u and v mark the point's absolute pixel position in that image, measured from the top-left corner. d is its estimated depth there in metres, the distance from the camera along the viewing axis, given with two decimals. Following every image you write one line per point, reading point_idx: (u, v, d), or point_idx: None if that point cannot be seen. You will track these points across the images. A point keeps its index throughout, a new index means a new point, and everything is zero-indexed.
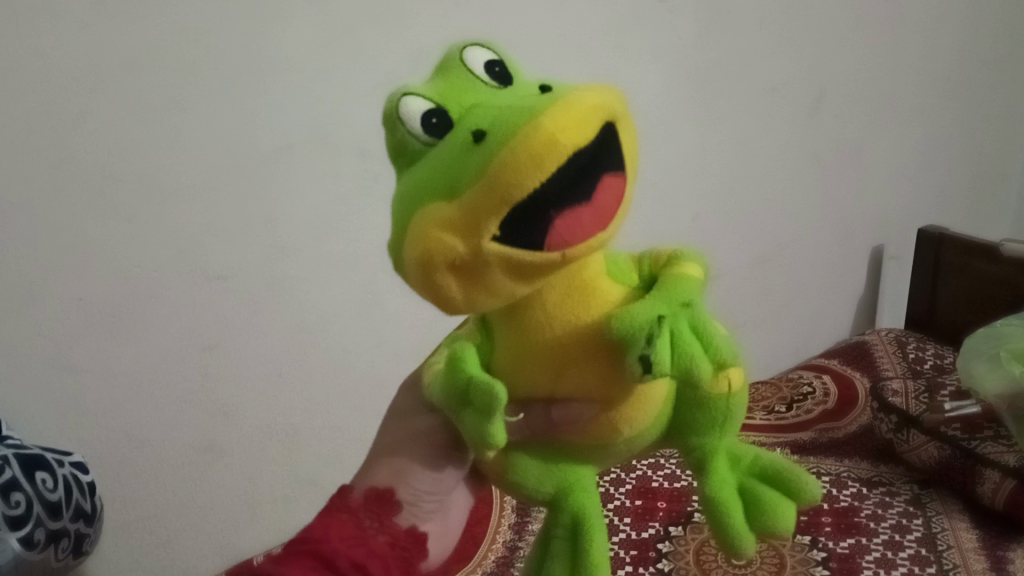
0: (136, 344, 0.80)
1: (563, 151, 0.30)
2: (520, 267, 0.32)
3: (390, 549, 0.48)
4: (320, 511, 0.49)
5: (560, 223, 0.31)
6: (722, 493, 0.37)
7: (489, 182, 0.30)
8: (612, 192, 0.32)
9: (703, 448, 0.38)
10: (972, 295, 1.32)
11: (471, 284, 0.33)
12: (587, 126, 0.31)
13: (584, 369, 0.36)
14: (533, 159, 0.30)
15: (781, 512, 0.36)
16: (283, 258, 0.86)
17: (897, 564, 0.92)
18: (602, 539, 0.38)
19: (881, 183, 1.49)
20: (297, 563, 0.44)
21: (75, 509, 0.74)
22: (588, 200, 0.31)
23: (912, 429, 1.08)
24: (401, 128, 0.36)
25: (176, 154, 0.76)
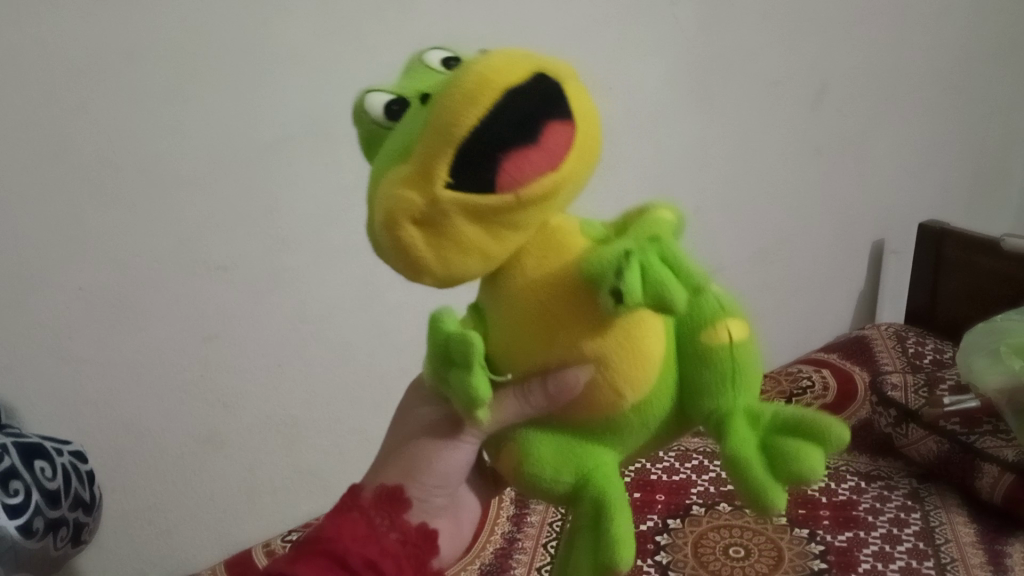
0: (137, 334, 0.80)
1: (495, 87, 0.30)
2: (480, 213, 0.32)
3: (402, 546, 0.47)
4: (332, 511, 0.49)
5: (509, 165, 0.31)
6: (742, 452, 0.35)
7: (436, 128, 0.31)
8: (568, 138, 0.32)
9: (719, 411, 0.37)
10: (973, 290, 1.32)
11: (441, 243, 0.33)
12: (520, 65, 0.31)
13: (572, 327, 0.36)
14: (468, 98, 0.30)
15: (807, 457, 0.34)
16: (284, 250, 0.86)
17: (895, 557, 0.92)
18: (626, 522, 0.36)
19: (883, 177, 1.49)
20: (310, 563, 0.45)
21: (75, 498, 0.74)
22: (539, 142, 0.31)
23: (911, 423, 1.08)
24: (366, 118, 0.37)
25: (177, 144, 0.76)
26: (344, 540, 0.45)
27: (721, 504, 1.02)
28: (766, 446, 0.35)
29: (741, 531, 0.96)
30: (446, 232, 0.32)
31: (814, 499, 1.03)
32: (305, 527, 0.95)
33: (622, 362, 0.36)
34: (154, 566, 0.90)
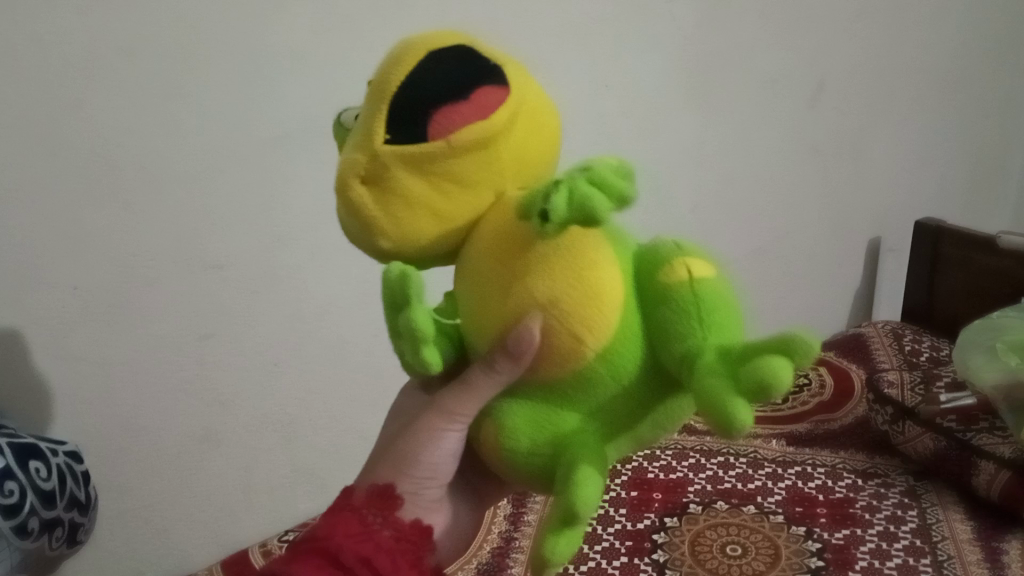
0: (134, 333, 0.79)
1: (418, 52, 0.36)
2: (413, 159, 0.35)
3: (396, 543, 0.47)
4: (327, 511, 0.49)
5: (436, 117, 0.35)
6: (702, 377, 0.33)
7: (377, 95, 0.36)
8: (494, 98, 0.36)
9: (687, 351, 0.35)
10: (969, 287, 1.32)
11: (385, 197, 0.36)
12: (446, 39, 0.36)
13: (525, 277, 0.36)
14: (397, 64, 0.36)
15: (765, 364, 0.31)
16: (280, 248, 0.86)
17: (892, 555, 0.92)
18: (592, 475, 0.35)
19: (880, 174, 1.49)
20: (304, 562, 0.45)
21: (69, 498, 0.74)
22: (463, 96, 0.35)
23: (908, 420, 1.08)
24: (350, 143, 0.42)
25: (174, 142, 0.76)
26: (338, 537, 0.45)
27: (718, 502, 1.02)
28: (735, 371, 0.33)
29: (738, 529, 0.96)
30: (387, 182, 0.36)
31: (810, 497, 1.03)
32: (302, 526, 0.95)
33: (576, 304, 0.35)
34: (151, 566, 0.90)
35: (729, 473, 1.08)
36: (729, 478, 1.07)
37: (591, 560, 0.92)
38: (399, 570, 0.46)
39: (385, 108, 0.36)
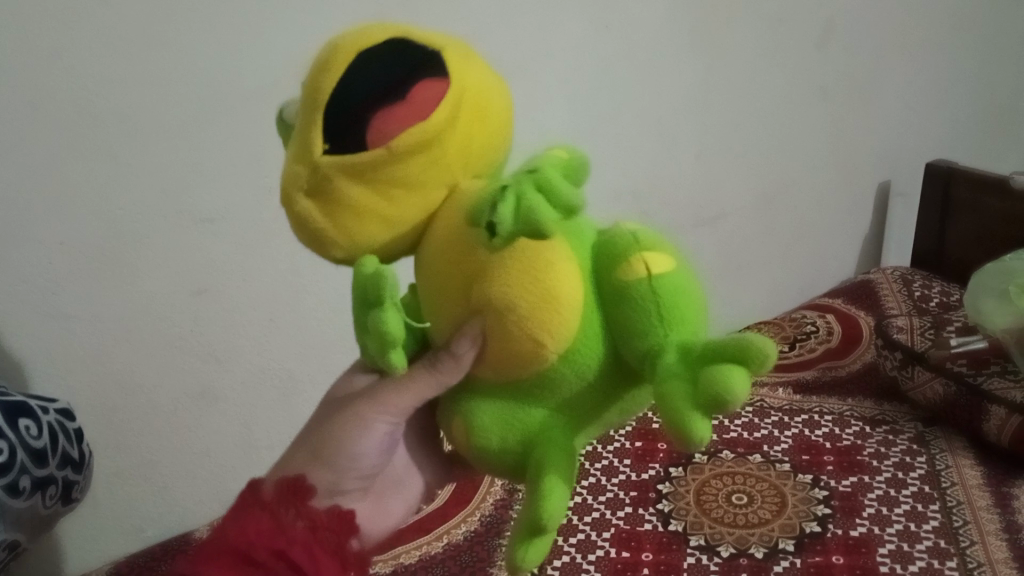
0: (124, 290, 0.78)
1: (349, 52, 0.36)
2: (356, 171, 0.36)
3: (310, 533, 0.48)
4: (236, 510, 0.49)
5: (374, 122, 0.36)
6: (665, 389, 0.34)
7: (312, 104, 0.36)
8: (428, 95, 0.36)
9: (651, 345, 0.36)
10: (983, 233, 1.29)
11: (337, 210, 0.37)
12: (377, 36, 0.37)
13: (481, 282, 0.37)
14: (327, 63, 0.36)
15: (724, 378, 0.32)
16: (271, 200, 0.84)
17: (900, 501, 0.91)
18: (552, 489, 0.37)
19: (889, 117, 1.45)
20: (214, 562, 0.45)
21: (62, 456, 0.72)
22: (398, 99, 0.36)
23: (917, 366, 1.06)
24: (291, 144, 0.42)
25: (157, 91, 0.73)
26: (249, 536, 0.46)
27: (723, 451, 1.01)
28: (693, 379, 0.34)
29: (744, 478, 0.95)
30: (337, 197, 0.37)
31: (817, 444, 1.01)
32: None
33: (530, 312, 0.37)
34: (151, 523, 0.90)
35: (735, 422, 1.06)
36: (735, 427, 1.06)
37: (595, 511, 0.91)
38: (317, 558, 0.47)
39: (321, 118, 0.36)
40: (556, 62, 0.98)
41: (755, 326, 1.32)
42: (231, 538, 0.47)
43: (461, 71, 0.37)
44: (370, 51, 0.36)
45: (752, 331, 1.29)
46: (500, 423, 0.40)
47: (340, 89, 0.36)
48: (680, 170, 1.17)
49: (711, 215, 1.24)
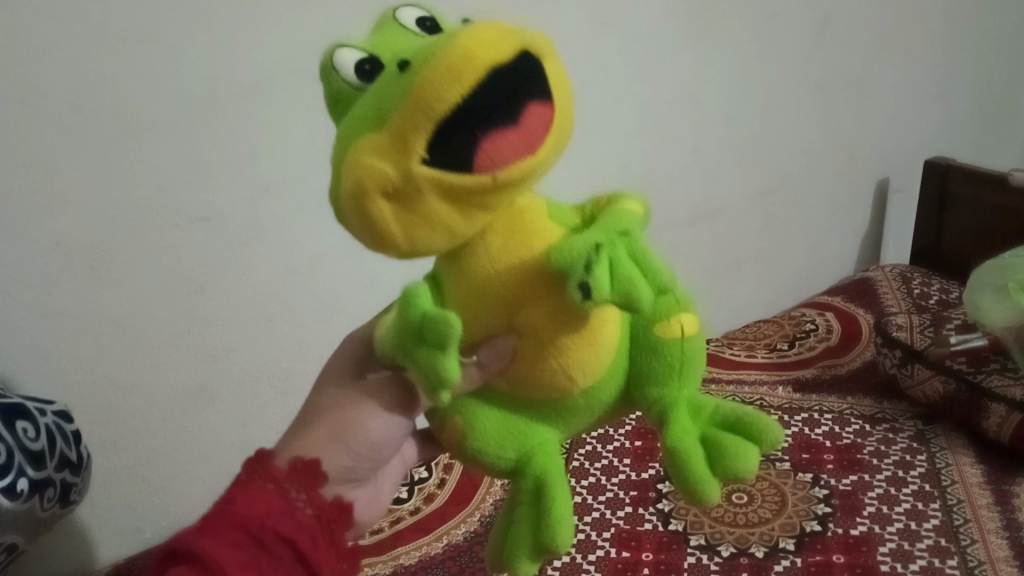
0: (119, 289, 0.78)
1: (480, 63, 0.32)
2: (449, 188, 0.34)
3: (316, 522, 0.48)
4: (243, 479, 0.48)
5: (484, 145, 0.33)
6: (684, 442, 0.39)
7: (415, 102, 0.32)
8: (536, 117, 0.33)
9: (663, 400, 0.40)
10: (982, 229, 1.29)
11: (410, 216, 0.34)
12: (503, 45, 0.32)
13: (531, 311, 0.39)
14: (449, 71, 0.32)
15: (743, 454, 0.38)
16: (266, 199, 0.83)
17: (900, 499, 0.90)
18: (564, 502, 0.39)
19: (886, 113, 1.45)
20: (218, 536, 0.45)
21: (60, 458, 0.72)
22: (512, 122, 0.33)
23: (917, 363, 1.06)
24: (336, 75, 0.38)
25: (149, 89, 0.73)
26: (258, 515, 0.46)
27: None
28: (705, 437, 0.40)
29: (744, 477, 0.95)
30: (419, 206, 0.34)
31: (817, 443, 1.01)
32: None
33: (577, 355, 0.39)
34: (149, 525, 0.89)
35: None
36: None
37: (595, 511, 0.91)
38: (318, 551, 0.46)
39: (430, 127, 0.32)
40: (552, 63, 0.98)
41: (753, 325, 1.31)
42: (237, 512, 0.46)
43: (563, 92, 0.34)
44: (500, 67, 0.32)
45: (751, 330, 1.29)
46: (507, 433, 0.40)
47: (460, 105, 0.32)
48: (675, 166, 1.16)
49: (708, 212, 1.24)
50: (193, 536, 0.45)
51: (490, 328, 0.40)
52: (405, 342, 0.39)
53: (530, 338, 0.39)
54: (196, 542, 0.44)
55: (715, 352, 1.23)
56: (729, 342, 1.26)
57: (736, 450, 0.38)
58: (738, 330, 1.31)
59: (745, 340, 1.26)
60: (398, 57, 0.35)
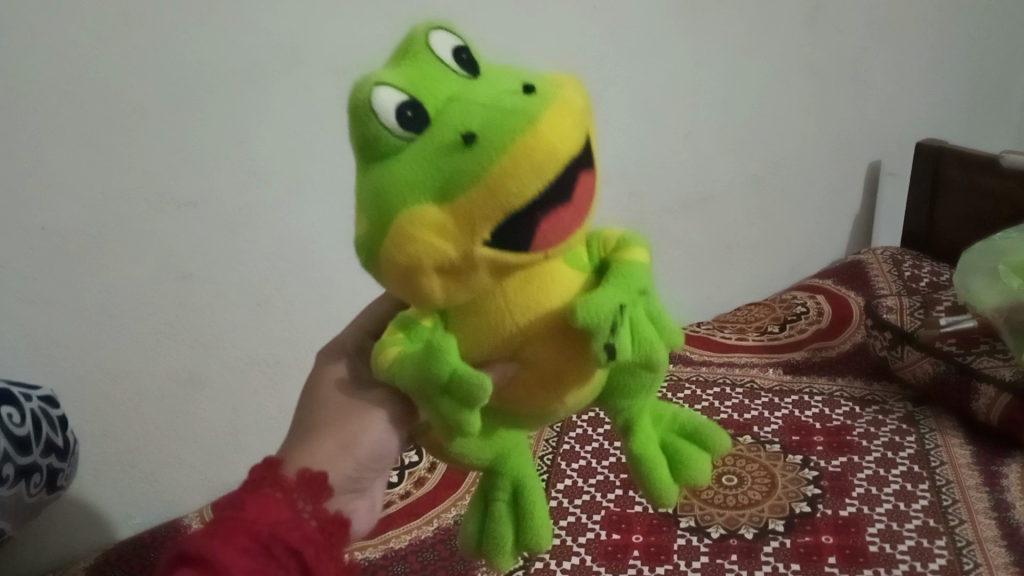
0: (108, 276, 0.77)
1: (553, 157, 0.35)
2: (499, 262, 0.37)
3: (321, 535, 0.47)
4: (251, 487, 0.48)
5: (542, 223, 0.37)
6: (647, 451, 0.45)
7: (488, 187, 0.35)
8: (581, 190, 0.38)
9: (631, 411, 0.45)
10: (975, 214, 1.28)
11: (455, 281, 0.38)
12: (569, 137, 0.36)
13: (540, 352, 0.41)
14: (527, 167, 0.35)
15: (698, 465, 0.46)
16: (256, 185, 0.83)
17: (889, 481, 0.91)
18: (540, 504, 0.45)
19: (880, 96, 1.45)
20: (227, 539, 0.44)
21: (46, 444, 0.72)
22: (565, 202, 0.37)
23: (907, 345, 1.06)
24: (374, 120, 0.37)
25: (137, 73, 0.72)
26: (267, 524, 0.45)
27: None
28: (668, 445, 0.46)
29: (735, 460, 0.95)
30: (466, 273, 0.37)
31: (807, 425, 1.01)
32: None
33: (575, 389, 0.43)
34: (139, 510, 0.89)
35: (725, 404, 1.06)
36: (725, 408, 1.05)
37: (586, 494, 0.91)
38: (322, 563, 0.46)
39: (497, 214, 0.36)
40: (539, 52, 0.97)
41: (745, 308, 1.31)
42: (246, 518, 0.45)
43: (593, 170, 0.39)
44: (567, 159, 0.36)
45: (743, 313, 1.29)
46: (493, 443, 0.44)
47: (531, 196, 0.36)
48: (668, 151, 1.16)
49: (700, 196, 1.23)
50: (195, 540, 0.44)
51: (492, 355, 0.41)
52: (417, 383, 0.41)
53: (534, 369, 0.42)
54: (204, 544, 0.44)
55: (707, 335, 1.23)
56: (720, 325, 1.26)
57: (691, 458, 0.46)
58: (730, 313, 1.31)
59: (737, 323, 1.26)
60: (453, 123, 0.36)
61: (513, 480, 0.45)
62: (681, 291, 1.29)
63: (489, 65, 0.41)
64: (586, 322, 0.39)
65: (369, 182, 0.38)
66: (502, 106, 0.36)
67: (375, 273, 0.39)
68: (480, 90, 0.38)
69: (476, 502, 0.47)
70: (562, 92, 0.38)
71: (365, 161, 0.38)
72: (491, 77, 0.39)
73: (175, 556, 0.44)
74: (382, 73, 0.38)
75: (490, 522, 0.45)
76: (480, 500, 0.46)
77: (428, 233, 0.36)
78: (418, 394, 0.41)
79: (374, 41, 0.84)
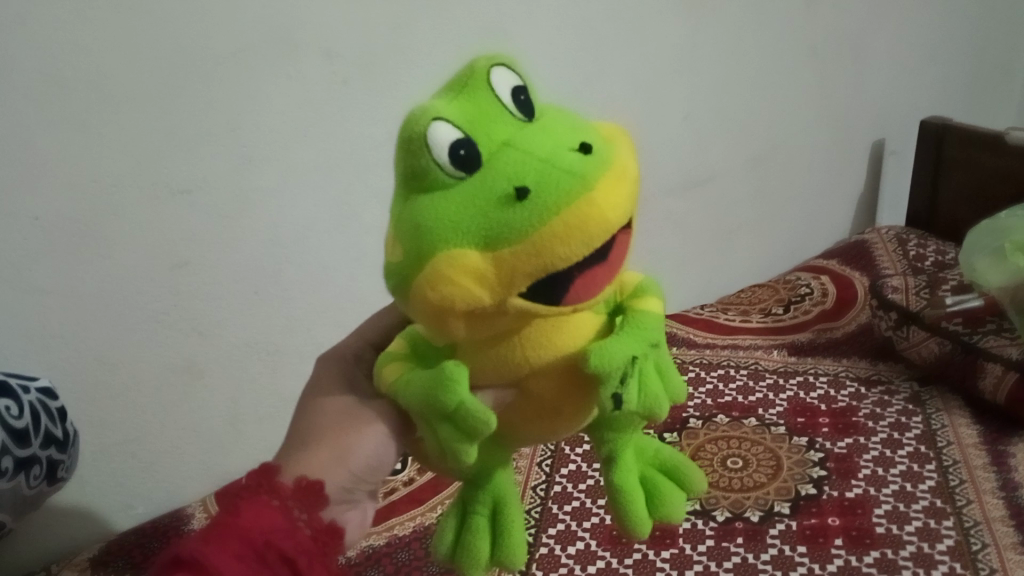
0: (102, 264, 0.76)
1: (604, 226, 0.37)
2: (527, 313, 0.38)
3: (314, 544, 0.47)
4: (246, 494, 0.47)
5: (577, 282, 0.38)
6: (626, 484, 0.44)
7: (533, 247, 0.36)
8: (617, 250, 0.39)
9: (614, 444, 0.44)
10: (979, 191, 1.27)
11: (482, 324, 0.39)
12: (617, 208, 0.37)
13: (547, 392, 0.41)
14: (573, 233, 0.36)
15: (673, 503, 0.45)
16: (250, 171, 0.82)
17: (896, 462, 0.90)
18: (517, 525, 0.45)
19: (882, 73, 1.43)
20: (224, 544, 0.43)
21: (45, 436, 0.71)
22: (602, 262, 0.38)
23: (913, 325, 1.05)
24: (427, 154, 0.38)
25: (128, 60, 0.71)
26: (261, 531, 0.45)
27: (718, 416, 1.00)
28: (647, 480, 0.45)
29: (739, 442, 0.95)
30: (494, 318, 0.38)
31: (811, 407, 1.00)
32: None
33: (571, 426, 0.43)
34: (141, 500, 0.89)
35: (729, 386, 1.05)
36: (729, 390, 1.05)
37: (589, 478, 0.90)
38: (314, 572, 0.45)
39: (537, 271, 0.37)
40: (533, 37, 0.96)
41: (749, 289, 1.30)
42: (240, 524, 0.45)
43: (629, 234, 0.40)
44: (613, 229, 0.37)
45: (747, 294, 1.28)
46: (480, 461, 0.44)
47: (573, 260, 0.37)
48: (669, 134, 1.15)
49: (701, 178, 1.22)
50: (191, 541, 0.44)
51: (493, 381, 0.41)
52: (421, 405, 0.41)
53: (534, 400, 0.42)
54: (200, 550, 0.43)
55: (710, 317, 1.22)
56: (723, 307, 1.25)
57: (667, 496, 0.45)
58: (733, 295, 1.30)
59: (740, 305, 1.25)
60: (507, 174, 0.37)
61: (495, 495, 0.45)
62: (683, 274, 1.28)
63: (542, 106, 0.42)
64: (597, 370, 0.39)
65: (412, 213, 0.39)
66: (557, 164, 0.37)
67: (401, 300, 0.39)
68: (537, 138, 0.39)
69: (454, 507, 0.47)
70: (613, 156, 0.39)
71: (413, 190, 0.39)
72: (545, 126, 0.40)
73: (169, 555, 0.44)
74: (440, 106, 0.39)
75: (465, 534, 0.45)
76: (460, 510, 0.46)
77: (466, 278, 0.37)
78: (419, 412, 0.42)
79: (369, 23, 0.83)
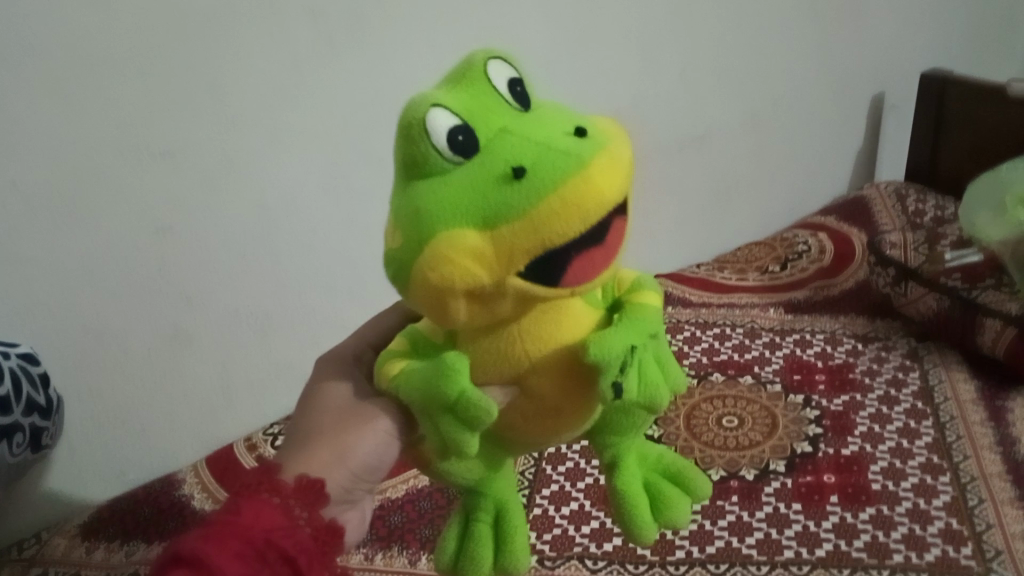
0: (87, 231, 0.75)
1: (602, 202, 0.35)
2: (526, 295, 0.37)
3: (314, 543, 0.45)
4: (246, 492, 0.46)
5: (576, 263, 0.36)
6: (629, 487, 0.43)
7: (531, 224, 0.35)
8: (617, 233, 0.37)
9: (615, 447, 0.44)
10: (980, 143, 1.25)
11: (481, 308, 0.37)
12: (616, 186, 0.36)
13: (547, 386, 0.40)
14: (572, 208, 0.35)
15: (678, 507, 0.44)
16: (236, 133, 0.80)
17: (892, 419, 0.89)
18: (520, 530, 0.44)
19: (883, 24, 1.40)
20: (218, 540, 0.42)
21: (27, 403, 0.70)
22: (602, 245, 0.37)
23: (910, 281, 1.04)
24: (424, 140, 0.36)
25: (107, 20, 0.69)
26: (261, 530, 0.44)
27: (714, 374, 0.99)
28: (650, 485, 0.44)
29: (735, 401, 0.94)
30: (493, 300, 0.37)
31: (808, 364, 0.99)
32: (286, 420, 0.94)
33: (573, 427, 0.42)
34: (132, 467, 0.88)
35: (726, 344, 1.04)
36: (725, 349, 1.04)
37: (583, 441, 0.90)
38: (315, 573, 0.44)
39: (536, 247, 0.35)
40: None
41: (746, 247, 1.29)
42: (240, 524, 0.44)
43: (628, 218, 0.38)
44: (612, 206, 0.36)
45: (744, 252, 1.27)
46: (479, 465, 0.43)
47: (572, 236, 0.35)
48: (665, 90, 1.13)
49: (699, 134, 1.20)
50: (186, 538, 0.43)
51: (494, 377, 0.40)
52: (421, 399, 0.40)
53: (535, 401, 0.40)
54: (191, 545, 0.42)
55: (707, 275, 1.21)
56: (720, 265, 1.24)
57: (671, 498, 0.44)
58: (729, 253, 1.28)
59: (737, 262, 1.24)
60: (506, 155, 0.36)
61: (496, 501, 0.44)
62: (681, 232, 1.26)
63: (540, 99, 0.41)
64: (596, 360, 0.38)
65: (409, 200, 0.37)
66: (556, 147, 0.36)
67: (399, 288, 0.38)
68: (536, 126, 0.37)
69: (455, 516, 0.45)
70: (611, 138, 0.37)
71: (408, 177, 0.38)
72: (543, 115, 0.38)
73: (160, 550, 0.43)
74: (437, 93, 0.37)
75: (466, 541, 0.44)
76: (462, 518, 0.45)
77: (465, 259, 0.35)
78: (419, 409, 0.41)
79: None
